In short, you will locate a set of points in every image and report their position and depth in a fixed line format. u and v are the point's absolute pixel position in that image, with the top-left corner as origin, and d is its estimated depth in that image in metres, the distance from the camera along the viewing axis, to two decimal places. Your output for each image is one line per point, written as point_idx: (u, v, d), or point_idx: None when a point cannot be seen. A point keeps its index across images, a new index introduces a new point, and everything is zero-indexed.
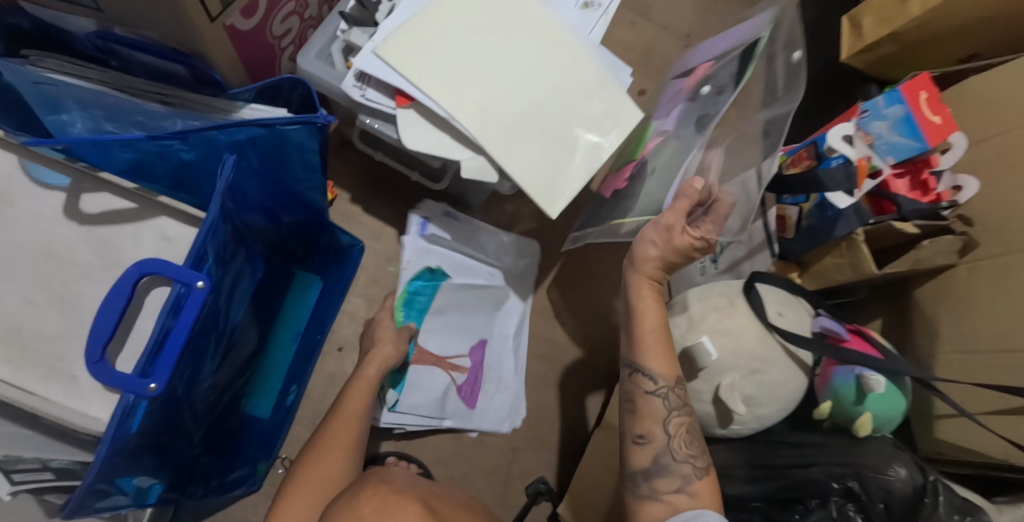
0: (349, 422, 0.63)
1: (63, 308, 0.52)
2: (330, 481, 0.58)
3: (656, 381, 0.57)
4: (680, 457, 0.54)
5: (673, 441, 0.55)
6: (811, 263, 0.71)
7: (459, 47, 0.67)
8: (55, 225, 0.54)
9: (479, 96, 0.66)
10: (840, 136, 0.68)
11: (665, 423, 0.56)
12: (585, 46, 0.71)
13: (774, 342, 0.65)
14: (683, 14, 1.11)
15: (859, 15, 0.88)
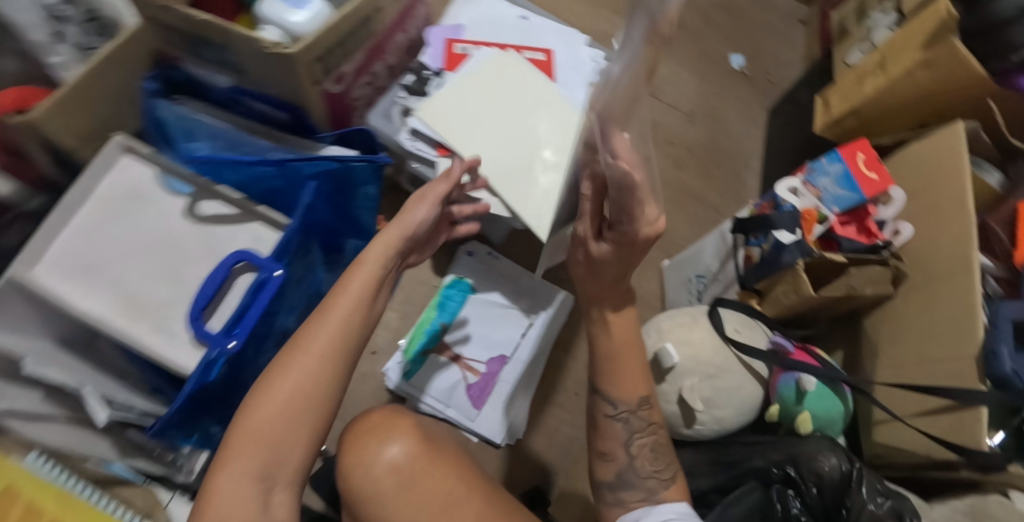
0: (334, 320, 0.56)
1: (173, 278, 0.76)
2: (302, 386, 0.54)
3: (617, 407, 0.64)
4: (645, 473, 0.63)
5: (635, 460, 0.64)
6: (768, 291, 0.83)
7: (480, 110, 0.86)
8: (175, 220, 0.78)
9: (492, 147, 0.84)
10: (786, 189, 0.82)
11: (628, 445, 0.64)
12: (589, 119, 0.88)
13: (729, 353, 0.77)
14: (687, 95, 1.30)
15: (828, 96, 1.04)
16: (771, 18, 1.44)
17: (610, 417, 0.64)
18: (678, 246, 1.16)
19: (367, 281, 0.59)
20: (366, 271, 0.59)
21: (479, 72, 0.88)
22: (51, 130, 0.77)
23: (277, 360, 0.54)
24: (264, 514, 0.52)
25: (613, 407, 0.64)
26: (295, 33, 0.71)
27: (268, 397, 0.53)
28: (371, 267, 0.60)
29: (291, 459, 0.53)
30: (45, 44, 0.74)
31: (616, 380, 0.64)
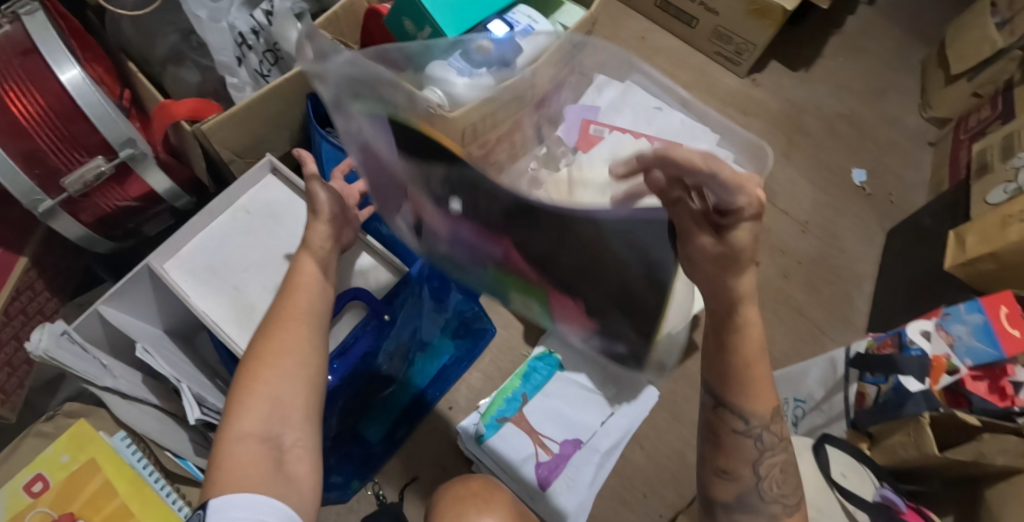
0: (302, 290, 0.62)
1: None
2: (285, 348, 0.58)
3: (748, 422, 0.59)
4: (769, 498, 0.60)
5: (762, 482, 0.60)
6: (882, 437, 0.78)
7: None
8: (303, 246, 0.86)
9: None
10: (918, 331, 0.78)
11: (756, 467, 0.60)
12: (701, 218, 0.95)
13: (833, 498, 0.72)
14: (803, 204, 1.26)
15: (964, 233, 0.99)
16: (898, 138, 1.39)
17: (739, 434, 0.60)
18: (774, 359, 1.11)
19: (320, 259, 0.65)
20: (318, 249, 0.65)
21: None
22: (213, 142, 0.84)
23: (262, 330, 0.59)
24: (279, 473, 0.53)
25: (743, 423, 0.60)
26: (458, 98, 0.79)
27: (259, 361, 0.57)
28: (321, 247, 0.65)
29: (294, 411, 0.56)
30: (229, 65, 0.88)
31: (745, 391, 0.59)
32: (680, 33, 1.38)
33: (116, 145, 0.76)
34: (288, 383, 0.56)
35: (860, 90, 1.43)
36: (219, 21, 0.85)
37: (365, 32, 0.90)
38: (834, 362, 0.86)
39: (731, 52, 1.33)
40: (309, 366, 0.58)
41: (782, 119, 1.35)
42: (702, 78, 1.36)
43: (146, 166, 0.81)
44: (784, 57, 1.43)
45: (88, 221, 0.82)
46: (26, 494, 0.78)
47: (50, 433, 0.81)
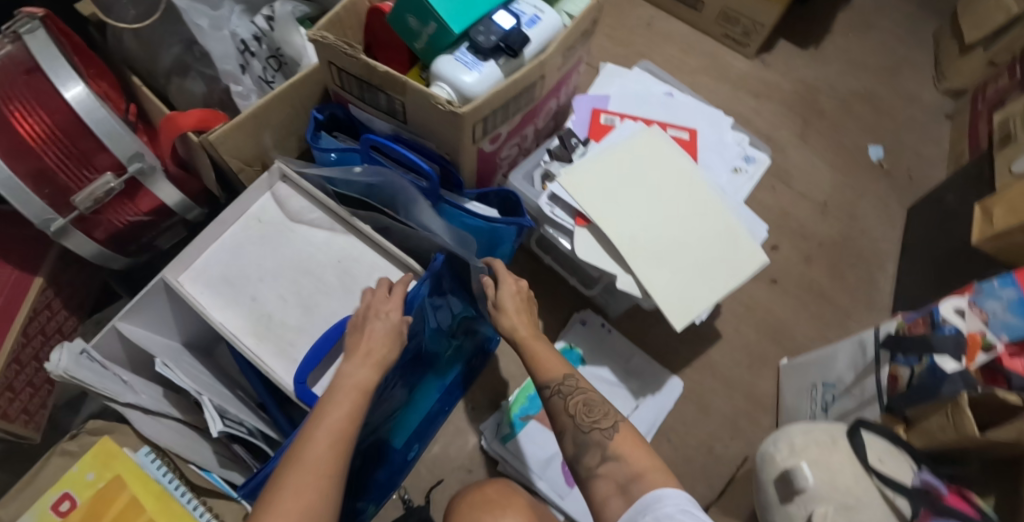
0: (322, 436, 0.56)
1: (305, 310, 0.83)
2: (310, 508, 0.52)
3: (546, 383, 0.65)
4: (588, 427, 0.62)
5: (577, 420, 0.63)
6: (917, 420, 0.75)
7: (628, 187, 0.87)
8: (317, 253, 0.86)
9: (634, 226, 0.85)
10: (952, 308, 0.76)
11: (566, 411, 0.63)
12: (728, 205, 0.89)
13: (871, 484, 0.69)
14: (821, 185, 1.23)
15: (991, 206, 0.96)
16: (915, 113, 1.36)
17: (548, 394, 0.65)
18: (800, 346, 1.08)
19: (358, 403, 0.60)
20: (357, 390, 0.61)
21: (624, 145, 0.90)
22: (221, 152, 0.83)
23: (284, 480, 0.53)
24: None
25: (547, 385, 0.65)
26: (465, 93, 0.75)
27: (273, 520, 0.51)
28: (365, 389, 0.62)
29: None
30: (234, 73, 0.86)
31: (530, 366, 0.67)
32: (687, 17, 1.35)
33: (125, 160, 0.76)
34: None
35: (873, 66, 1.40)
36: (220, 30, 0.85)
37: (368, 31, 0.88)
38: (865, 344, 0.85)
39: (739, 34, 1.31)
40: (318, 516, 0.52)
41: (796, 100, 1.32)
42: (711, 62, 1.33)
43: (156, 180, 0.80)
44: (793, 36, 1.40)
45: (102, 238, 0.81)
46: (54, 513, 0.78)
47: (75, 450, 0.81)
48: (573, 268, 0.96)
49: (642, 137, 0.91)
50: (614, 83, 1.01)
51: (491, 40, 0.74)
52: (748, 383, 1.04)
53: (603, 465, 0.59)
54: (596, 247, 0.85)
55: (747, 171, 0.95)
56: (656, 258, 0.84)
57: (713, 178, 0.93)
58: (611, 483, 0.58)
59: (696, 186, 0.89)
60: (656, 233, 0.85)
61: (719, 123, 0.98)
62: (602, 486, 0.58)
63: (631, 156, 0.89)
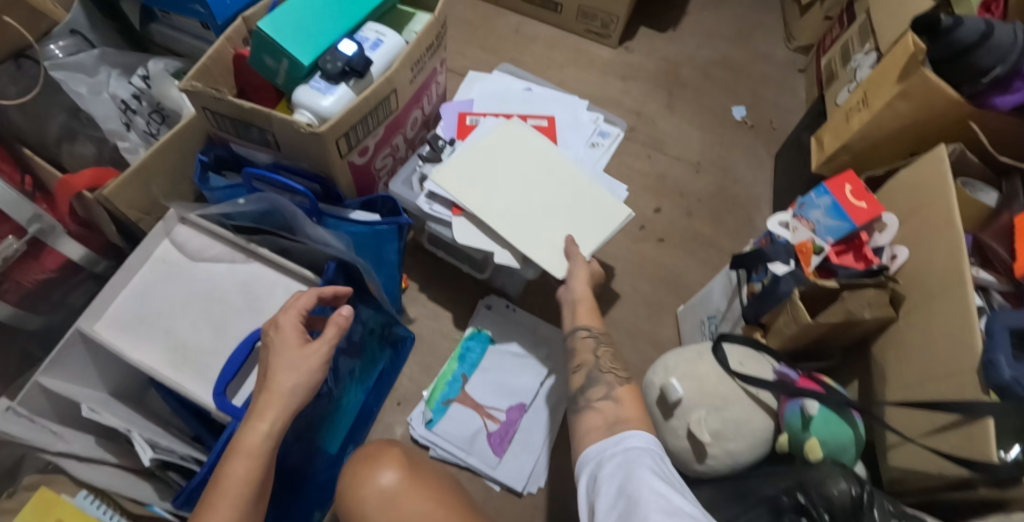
0: (226, 498, 0.63)
1: (217, 333, 0.88)
2: None
3: (590, 328, 0.79)
4: (605, 369, 0.74)
5: (599, 362, 0.75)
6: (771, 323, 0.84)
7: (496, 171, 0.96)
8: (222, 283, 0.92)
9: (505, 204, 0.93)
10: (779, 223, 0.87)
11: (595, 351, 0.77)
12: (587, 172, 0.99)
13: (736, 385, 0.78)
14: (693, 147, 1.35)
15: (821, 136, 1.07)
16: (770, 70, 1.50)
17: (584, 336, 0.78)
18: (693, 291, 1.18)
19: (254, 463, 0.66)
20: (251, 456, 0.66)
21: (486, 137, 0.99)
22: (117, 204, 0.89)
23: None
24: None
25: (586, 330, 0.79)
26: (324, 115, 0.82)
27: None
28: (259, 454, 0.66)
29: None
30: (119, 131, 0.93)
31: (574, 315, 0.82)
32: (551, 19, 1.49)
33: (25, 222, 0.82)
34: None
35: (727, 35, 1.54)
36: (100, 94, 0.93)
37: (238, 76, 0.93)
38: (729, 274, 0.96)
39: (599, 26, 1.45)
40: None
41: (661, 76, 1.45)
42: (579, 56, 1.46)
43: (59, 238, 0.87)
44: (651, 20, 1.54)
45: (13, 300, 0.86)
46: None
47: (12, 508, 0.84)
48: (463, 256, 1.04)
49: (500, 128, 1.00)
50: (475, 89, 1.11)
51: (338, 66, 0.82)
52: (651, 333, 1.13)
53: (602, 399, 0.69)
54: (474, 231, 0.93)
55: (603, 144, 1.05)
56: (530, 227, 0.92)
57: (573, 153, 1.03)
58: (601, 415, 0.67)
59: (556, 162, 0.98)
60: (526, 206, 0.94)
61: (574, 106, 1.09)
62: (592, 416, 0.68)
63: (493, 144, 0.98)
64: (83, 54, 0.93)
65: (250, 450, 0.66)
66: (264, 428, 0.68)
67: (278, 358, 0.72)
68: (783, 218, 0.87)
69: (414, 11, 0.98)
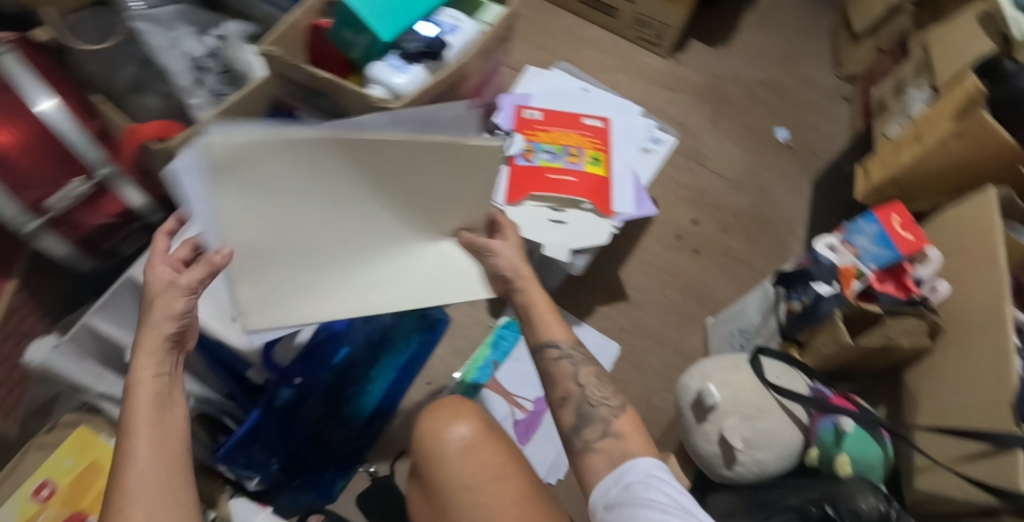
0: (144, 432, 0.52)
1: None
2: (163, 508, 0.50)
3: (561, 347, 0.65)
4: (597, 401, 0.64)
5: (586, 390, 0.65)
6: (808, 341, 0.87)
7: (281, 237, 0.59)
8: None
9: (316, 248, 0.62)
10: (825, 244, 0.88)
11: (577, 379, 0.65)
12: (410, 138, 0.56)
13: (771, 397, 0.80)
14: (734, 164, 1.37)
15: (869, 165, 1.09)
16: (814, 97, 1.51)
17: (556, 357, 0.65)
18: (724, 306, 1.19)
19: (161, 390, 0.55)
20: (151, 386, 0.55)
21: (228, 200, 0.52)
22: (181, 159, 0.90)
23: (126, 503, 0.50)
24: None
25: (556, 349, 0.65)
26: (397, 91, 0.83)
27: None
28: (162, 383, 0.55)
29: None
30: (188, 88, 0.94)
31: (539, 327, 0.67)
32: (604, 24, 1.52)
33: (96, 166, 0.84)
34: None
35: (776, 58, 1.56)
36: (175, 49, 0.94)
37: (314, 48, 0.93)
38: (767, 288, 0.98)
39: (652, 35, 1.48)
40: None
41: (708, 91, 1.47)
42: (629, 62, 1.49)
43: (122, 184, 0.88)
44: (703, 35, 1.57)
45: (74, 240, 0.88)
46: (34, 500, 0.84)
47: (51, 443, 0.88)
48: None
49: (252, 138, 0.49)
50: (534, 84, 1.14)
51: (417, 47, 0.85)
52: (678, 341, 1.14)
53: (603, 439, 0.61)
54: (525, 222, 0.94)
55: (655, 150, 1.10)
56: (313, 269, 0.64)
57: (629, 156, 1.06)
58: (605, 457, 0.60)
59: (364, 155, 0.56)
60: (320, 253, 0.63)
61: (630, 111, 1.11)
62: (596, 459, 0.60)
63: (264, 205, 0.55)
64: (162, 9, 0.94)
65: (150, 386, 0.55)
66: (152, 361, 0.55)
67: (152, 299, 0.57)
68: (827, 241, 0.89)
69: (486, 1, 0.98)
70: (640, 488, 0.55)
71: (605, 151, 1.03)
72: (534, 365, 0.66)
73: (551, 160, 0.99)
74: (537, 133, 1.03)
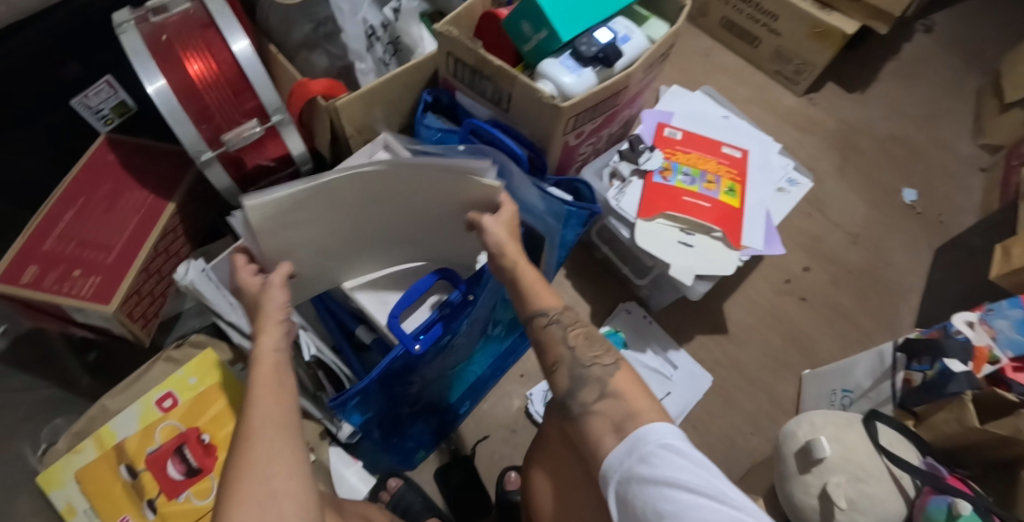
0: (265, 393, 0.61)
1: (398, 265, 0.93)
2: (270, 451, 0.56)
3: (548, 312, 0.72)
4: (588, 362, 0.69)
5: (576, 353, 0.70)
6: (926, 415, 0.85)
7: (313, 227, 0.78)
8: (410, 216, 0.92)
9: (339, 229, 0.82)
10: (963, 320, 0.85)
11: (566, 343, 0.70)
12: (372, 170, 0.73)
13: (881, 462, 0.80)
14: (854, 218, 1.34)
15: (1010, 246, 1.04)
16: (948, 161, 1.45)
17: (545, 323, 0.71)
18: (822, 359, 1.17)
19: (277, 362, 0.65)
20: (270, 359, 0.65)
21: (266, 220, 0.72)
22: (343, 118, 0.95)
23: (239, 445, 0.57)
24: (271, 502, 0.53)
25: (545, 316, 0.72)
26: (567, 91, 0.86)
27: (248, 474, 0.54)
28: (278, 359, 0.65)
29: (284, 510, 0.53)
30: (360, 52, 1.00)
31: (528, 295, 0.73)
32: (742, 52, 1.50)
33: (270, 110, 0.88)
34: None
35: (914, 114, 1.50)
36: (356, 14, 0.98)
37: (479, 32, 0.99)
38: (884, 352, 0.95)
39: (791, 71, 1.45)
40: (298, 476, 0.56)
41: (838, 138, 1.44)
42: (762, 95, 1.47)
43: (290, 132, 0.92)
44: (841, 79, 1.53)
45: (234, 176, 0.93)
46: (157, 408, 0.90)
47: (179, 358, 0.94)
48: (627, 257, 1.10)
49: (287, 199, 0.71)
50: (677, 103, 1.14)
51: (591, 51, 0.87)
52: (770, 385, 1.14)
53: (600, 402, 0.65)
54: (654, 240, 0.96)
55: (790, 192, 1.10)
56: (388, 246, 0.91)
57: (763, 190, 1.05)
58: (606, 419, 0.63)
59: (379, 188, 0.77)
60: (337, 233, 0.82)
61: (769, 148, 1.10)
62: (597, 422, 0.63)
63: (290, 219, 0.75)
64: None
65: (270, 362, 0.65)
66: (273, 338, 0.67)
67: (255, 299, 0.73)
68: (964, 316, 0.85)
69: (648, 14, 0.99)
70: (658, 462, 0.56)
71: (741, 184, 1.03)
72: (529, 334, 0.73)
73: (688, 183, 1.00)
74: (677, 153, 1.04)
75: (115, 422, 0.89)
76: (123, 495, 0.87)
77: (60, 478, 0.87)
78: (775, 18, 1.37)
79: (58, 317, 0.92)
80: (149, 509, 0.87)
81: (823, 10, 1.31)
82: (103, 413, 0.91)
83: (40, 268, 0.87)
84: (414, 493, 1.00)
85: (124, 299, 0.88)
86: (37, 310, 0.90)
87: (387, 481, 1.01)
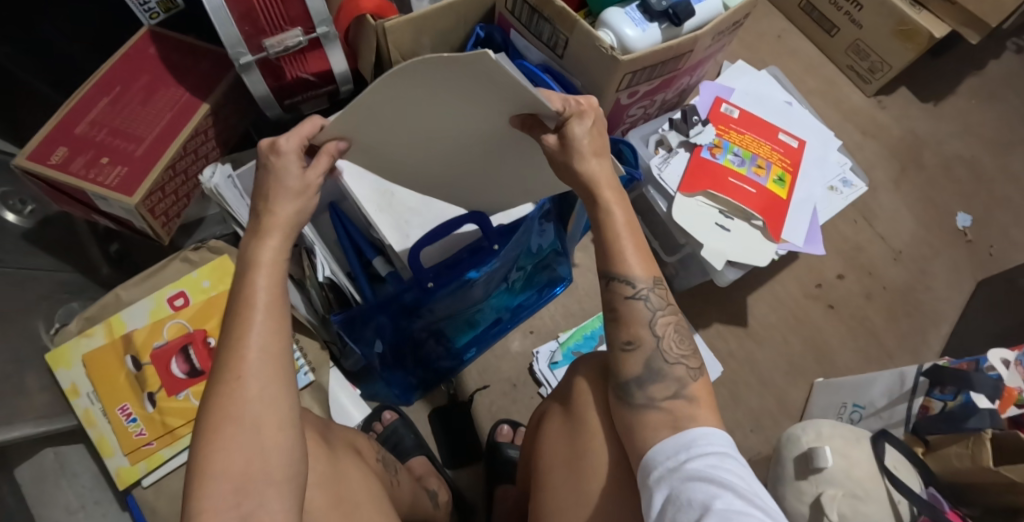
0: (255, 327, 0.53)
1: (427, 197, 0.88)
2: (246, 396, 0.51)
3: (636, 285, 0.63)
4: (673, 359, 0.63)
5: (661, 344, 0.63)
6: (938, 446, 0.82)
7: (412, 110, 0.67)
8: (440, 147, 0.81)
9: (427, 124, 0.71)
10: (999, 359, 0.81)
11: (653, 326, 0.63)
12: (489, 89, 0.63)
13: (881, 484, 0.77)
14: (902, 234, 1.27)
15: None
16: (1015, 193, 1.36)
17: (630, 297, 0.63)
18: (840, 372, 1.14)
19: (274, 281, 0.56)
20: (269, 268, 0.56)
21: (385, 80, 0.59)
22: (389, 42, 0.90)
23: (210, 391, 0.51)
24: (257, 445, 0.50)
25: (632, 288, 0.63)
26: (625, 43, 0.81)
27: (223, 422, 0.50)
28: (275, 267, 0.57)
29: (266, 471, 0.50)
30: None
31: (608, 255, 0.64)
32: (817, 40, 1.41)
33: (316, 21, 0.85)
34: (252, 472, 0.49)
35: (987, 137, 1.41)
36: None
37: None
38: (904, 375, 0.90)
39: (865, 69, 1.36)
40: (285, 424, 0.52)
41: (900, 147, 1.36)
42: (830, 89, 1.39)
43: (334, 48, 0.89)
44: (917, 86, 1.43)
45: (273, 86, 0.91)
46: (168, 305, 0.92)
47: (195, 261, 0.95)
48: (660, 232, 1.06)
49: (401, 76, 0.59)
50: (740, 80, 1.08)
51: (661, 5, 0.81)
52: (781, 387, 1.11)
53: (669, 400, 0.61)
54: (689, 217, 0.92)
55: (842, 192, 1.03)
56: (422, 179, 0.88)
57: (816, 190, 1.01)
58: (669, 417, 0.59)
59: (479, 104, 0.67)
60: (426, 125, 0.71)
61: (828, 143, 1.04)
62: (657, 417, 0.60)
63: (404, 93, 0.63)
64: None
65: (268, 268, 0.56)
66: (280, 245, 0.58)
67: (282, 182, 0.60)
68: (1001, 354, 0.82)
69: None
70: (716, 464, 0.53)
71: (792, 175, 0.98)
72: (603, 293, 0.65)
73: (737, 164, 0.95)
74: (730, 132, 0.99)
75: (127, 312, 0.91)
76: (125, 383, 0.88)
77: (68, 358, 0.88)
78: (860, 7, 1.27)
79: (83, 202, 0.93)
80: (149, 402, 0.89)
81: (912, 7, 1.22)
82: (115, 302, 0.92)
83: (69, 151, 0.87)
84: (408, 430, 1.00)
85: (147, 195, 0.88)
86: (63, 193, 0.90)
87: (383, 413, 1.01)
